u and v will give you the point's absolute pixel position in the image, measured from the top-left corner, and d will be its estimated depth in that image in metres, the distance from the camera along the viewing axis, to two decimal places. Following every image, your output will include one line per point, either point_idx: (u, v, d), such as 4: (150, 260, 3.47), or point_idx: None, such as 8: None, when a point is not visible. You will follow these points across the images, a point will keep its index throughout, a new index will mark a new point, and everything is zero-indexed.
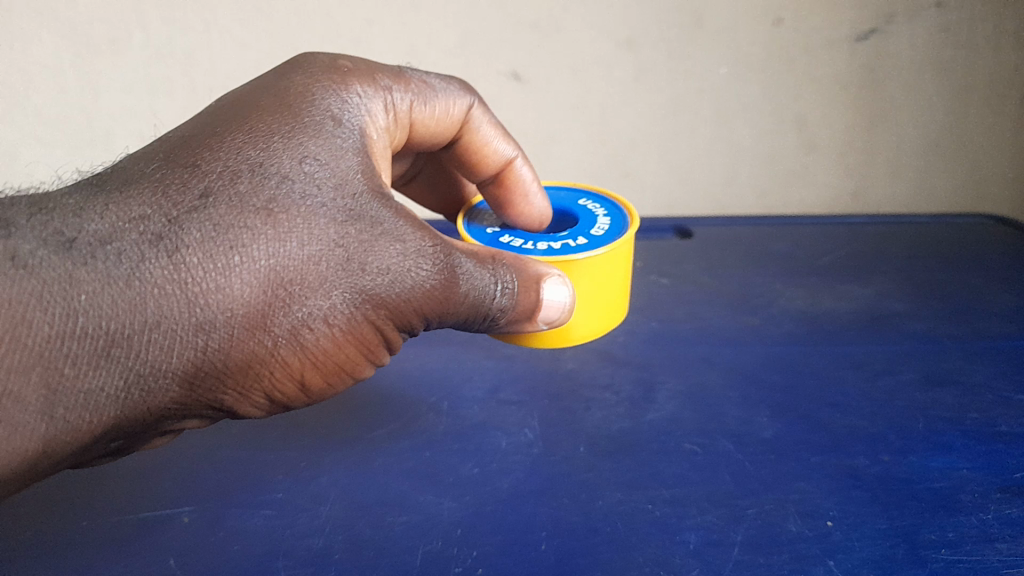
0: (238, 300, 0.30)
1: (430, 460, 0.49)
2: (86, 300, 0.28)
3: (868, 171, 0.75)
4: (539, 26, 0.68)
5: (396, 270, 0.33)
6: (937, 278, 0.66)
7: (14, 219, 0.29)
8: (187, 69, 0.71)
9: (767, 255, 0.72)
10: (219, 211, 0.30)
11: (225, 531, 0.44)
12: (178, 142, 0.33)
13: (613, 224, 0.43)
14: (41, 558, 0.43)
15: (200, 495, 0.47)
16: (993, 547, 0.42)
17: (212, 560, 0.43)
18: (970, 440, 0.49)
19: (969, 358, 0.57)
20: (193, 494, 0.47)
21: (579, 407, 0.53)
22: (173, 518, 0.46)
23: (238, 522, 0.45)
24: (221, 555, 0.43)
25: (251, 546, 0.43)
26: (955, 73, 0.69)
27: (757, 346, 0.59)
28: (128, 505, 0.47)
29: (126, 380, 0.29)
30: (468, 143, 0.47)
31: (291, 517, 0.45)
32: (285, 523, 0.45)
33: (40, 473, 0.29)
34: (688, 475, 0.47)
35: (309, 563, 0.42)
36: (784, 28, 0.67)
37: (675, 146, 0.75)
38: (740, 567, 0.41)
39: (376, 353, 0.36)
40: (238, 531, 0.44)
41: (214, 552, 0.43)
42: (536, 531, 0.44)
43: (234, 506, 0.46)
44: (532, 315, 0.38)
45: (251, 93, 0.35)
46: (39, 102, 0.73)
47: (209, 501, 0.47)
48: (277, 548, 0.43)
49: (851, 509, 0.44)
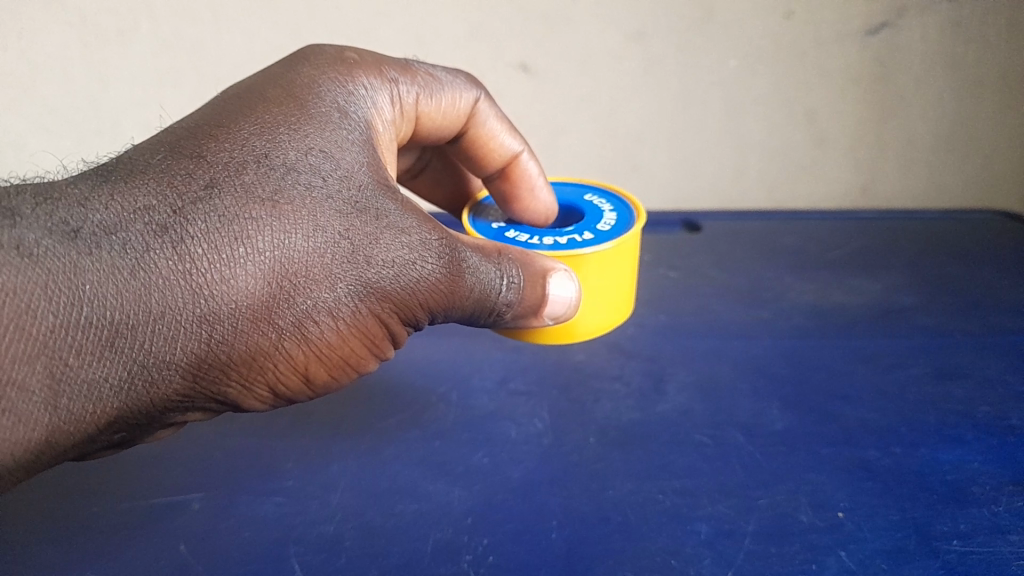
0: (243, 291, 0.30)
1: (441, 450, 0.49)
2: (90, 291, 0.27)
3: (880, 165, 0.74)
4: (549, 19, 0.67)
5: (401, 263, 0.33)
6: (949, 273, 0.66)
7: (18, 208, 0.28)
8: (194, 60, 0.71)
9: (777, 249, 0.71)
10: (225, 202, 0.30)
11: (236, 518, 0.45)
12: (184, 133, 0.32)
13: (619, 219, 0.43)
14: (55, 544, 0.44)
15: (211, 482, 0.47)
16: (1006, 538, 0.41)
17: (224, 546, 0.43)
18: (981, 433, 0.49)
19: (980, 353, 0.56)
20: (205, 481, 0.47)
21: (589, 399, 0.53)
22: (185, 504, 0.46)
23: (249, 509, 0.45)
24: (234, 541, 0.43)
25: (263, 532, 0.44)
26: (969, 66, 0.68)
27: (767, 339, 0.59)
28: (140, 491, 0.47)
29: (131, 371, 0.28)
30: (474, 136, 0.46)
31: (302, 504, 0.46)
32: (296, 510, 0.45)
33: (44, 465, 0.29)
34: (698, 465, 0.47)
35: (321, 550, 0.43)
36: (795, 22, 0.66)
37: (685, 139, 0.74)
38: (752, 557, 0.41)
39: (380, 346, 0.36)
40: (249, 518, 0.45)
41: (225, 540, 0.43)
42: (548, 521, 0.44)
43: (245, 494, 0.46)
44: (539, 311, 0.37)
45: (257, 83, 0.35)
46: (47, 93, 0.74)
47: (220, 488, 0.47)
48: (289, 535, 0.43)
49: (862, 500, 0.44)
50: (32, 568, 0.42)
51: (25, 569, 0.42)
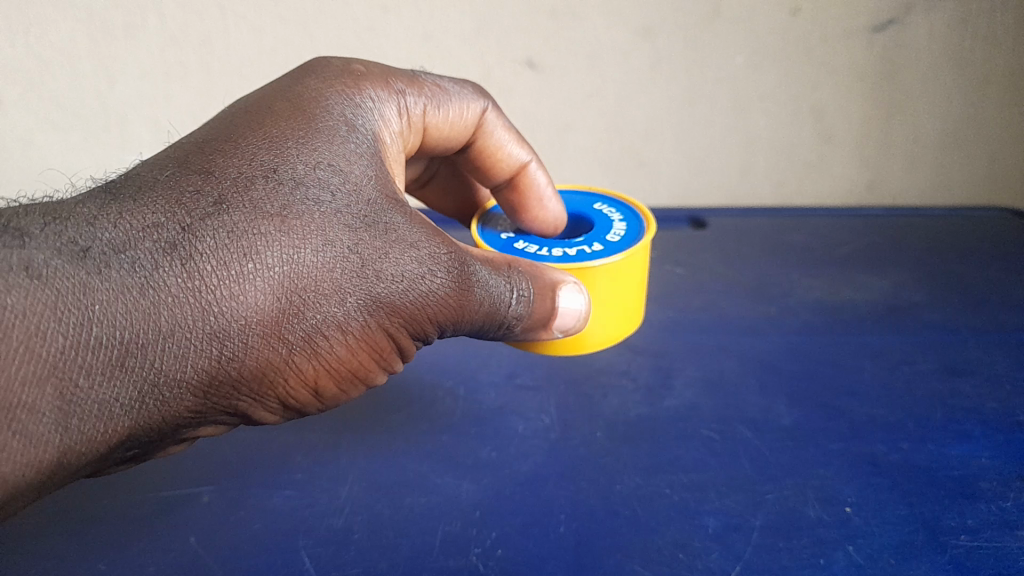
0: (253, 307, 0.30)
1: (448, 444, 0.50)
2: (99, 310, 0.27)
3: (886, 162, 0.74)
4: (556, 14, 0.67)
5: (409, 277, 0.33)
6: (956, 270, 0.65)
7: (26, 228, 0.28)
8: (201, 54, 0.70)
9: (784, 246, 0.71)
10: (233, 218, 0.30)
11: (245, 510, 0.45)
12: (192, 148, 0.32)
13: (630, 230, 0.43)
14: (66, 535, 0.44)
15: (221, 475, 0.48)
16: (1014, 534, 0.41)
17: (234, 539, 0.43)
18: (989, 429, 0.49)
19: (987, 349, 0.56)
20: (214, 474, 0.48)
21: (597, 393, 0.53)
22: (194, 497, 0.46)
23: (260, 501, 0.46)
24: (242, 534, 0.44)
25: (272, 525, 0.44)
26: (976, 64, 0.67)
27: (774, 336, 0.59)
28: (150, 484, 0.47)
29: (140, 390, 0.28)
30: (483, 148, 0.46)
31: (313, 497, 0.46)
32: (306, 503, 0.45)
33: (55, 484, 0.29)
34: (706, 460, 0.47)
35: (330, 543, 0.43)
36: (801, 19, 0.65)
37: (692, 135, 0.74)
38: (760, 551, 0.41)
39: (388, 359, 0.35)
40: (260, 509, 0.45)
41: (236, 531, 0.44)
42: (556, 514, 0.44)
43: (255, 486, 0.47)
44: (548, 323, 0.37)
45: (264, 98, 0.35)
46: (54, 87, 0.74)
47: (229, 482, 0.47)
48: (298, 528, 0.44)
49: (870, 495, 0.44)
50: (44, 559, 0.43)
51: (39, 559, 0.43)
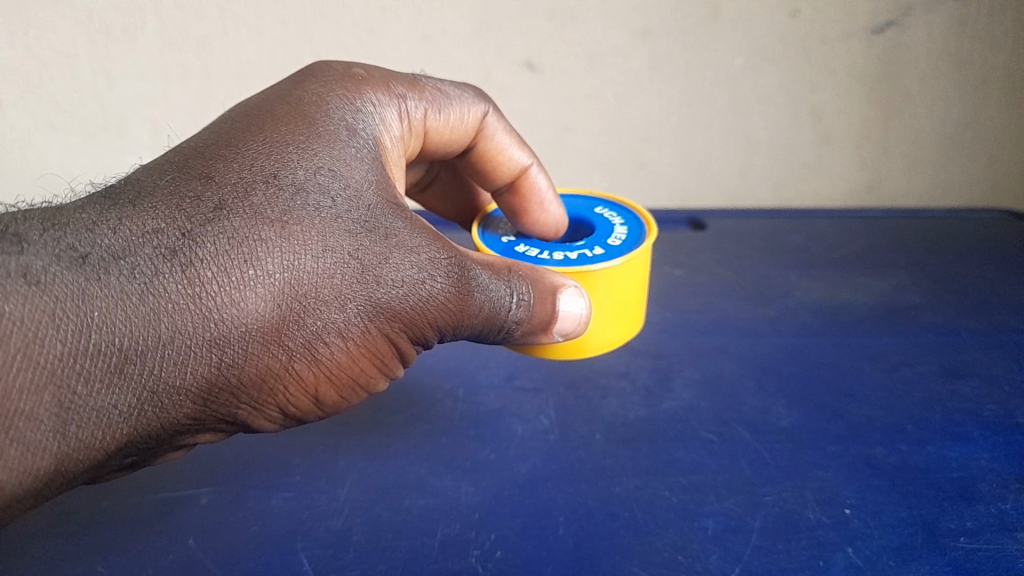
0: (252, 314, 0.30)
1: (448, 446, 0.49)
2: (98, 317, 0.27)
3: (885, 164, 0.74)
4: (556, 15, 0.66)
5: (410, 282, 0.33)
6: (955, 271, 0.65)
7: (25, 234, 0.28)
8: (200, 56, 0.70)
9: (783, 247, 0.71)
10: (233, 223, 0.30)
11: (245, 511, 0.45)
12: (192, 153, 0.32)
13: (630, 234, 0.43)
14: (64, 536, 0.44)
15: (221, 477, 0.48)
16: (1012, 536, 0.41)
17: (232, 541, 0.43)
18: (988, 431, 0.49)
19: (986, 351, 0.56)
20: (213, 476, 0.48)
21: (596, 395, 0.53)
22: (193, 498, 0.46)
23: (259, 502, 0.46)
24: (241, 536, 0.43)
25: (270, 527, 0.44)
26: (974, 66, 0.67)
27: (773, 337, 0.59)
28: (149, 486, 0.47)
29: (140, 397, 0.28)
30: (483, 151, 0.46)
31: (311, 499, 0.46)
32: (305, 505, 0.45)
33: (52, 492, 0.29)
34: (705, 461, 0.47)
35: (328, 545, 0.43)
36: (800, 20, 0.65)
37: (691, 137, 0.74)
38: (759, 553, 0.41)
39: (388, 365, 0.35)
40: (259, 511, 0.45)
41: (235, 533, 0.44)
42: (555, 516, 0.44)
43: (254, 487, 0.47)
44: (549, 327, 0.37)
45: (265, 103, 0.35)
46: (53, 88, 0.73)
47: (228, 483, 0.47)
48: (297, 530, 0.44)
49: (870, 497, 0.44)
50: (42, 561, 0.43)
51: (37, 560, 0.43)
